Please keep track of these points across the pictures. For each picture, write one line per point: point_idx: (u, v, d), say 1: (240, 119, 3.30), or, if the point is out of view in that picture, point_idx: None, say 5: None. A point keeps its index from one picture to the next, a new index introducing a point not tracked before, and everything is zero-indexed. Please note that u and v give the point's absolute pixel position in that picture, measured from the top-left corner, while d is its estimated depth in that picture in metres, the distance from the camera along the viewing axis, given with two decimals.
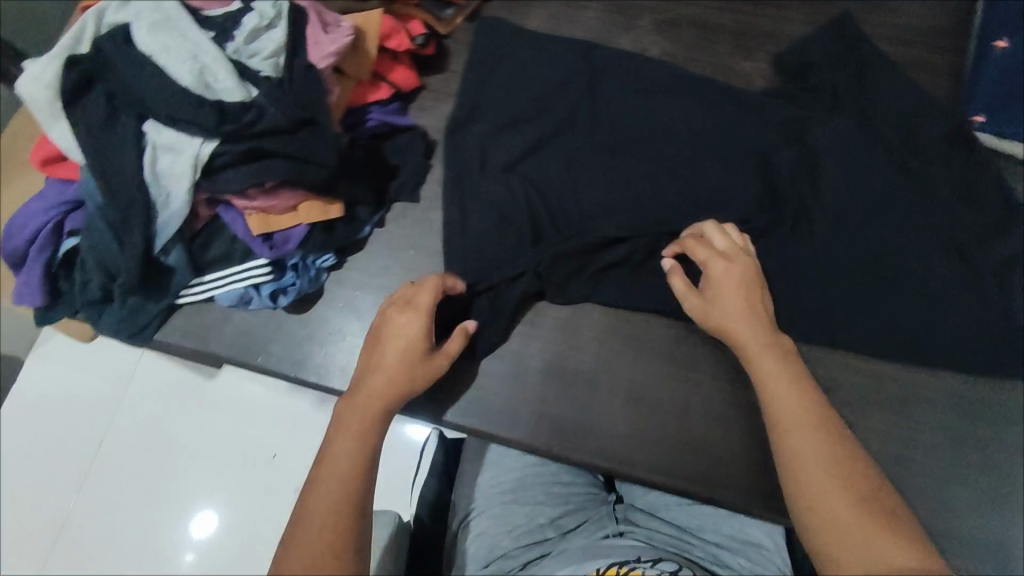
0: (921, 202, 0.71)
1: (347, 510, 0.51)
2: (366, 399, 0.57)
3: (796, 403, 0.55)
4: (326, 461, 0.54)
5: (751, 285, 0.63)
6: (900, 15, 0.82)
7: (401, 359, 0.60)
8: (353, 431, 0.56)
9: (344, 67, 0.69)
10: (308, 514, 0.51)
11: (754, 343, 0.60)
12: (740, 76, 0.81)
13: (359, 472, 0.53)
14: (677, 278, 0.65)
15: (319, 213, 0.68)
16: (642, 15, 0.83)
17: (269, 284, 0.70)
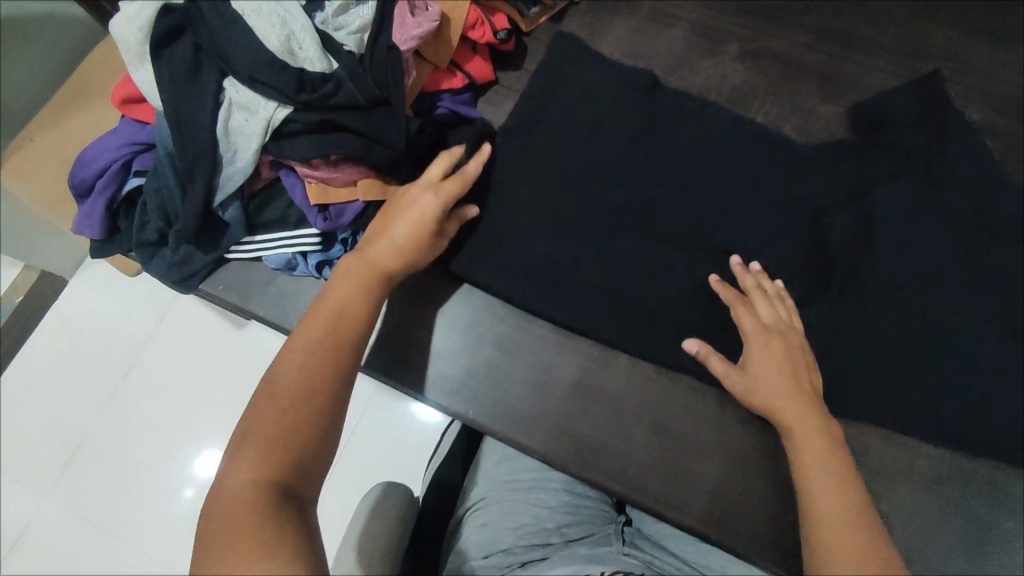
0: (988, 277, 0.67)
1: (328, 373, 0.54)
2: (358, 271, 0.60)
3: (835, 500, 0.53)
4: (313, 324, 0.57)
5: (794, 358, 0.62)
6: (998, 80, 0.77)
7: (394, 246, 0.62)
8: (346, 300, 0.59)
9: (424, 51, 0.69)
10: (289, 370, 0.53)
11: (799, 417, 0.58)
12: (819, 118, 0.77)
13: (343, 344, 0.56)
14: (713, 359, 0.64)
15: (376, 192, 0.68)
16: (728, 41, 0.80)
17: (316, 254, 0.71)
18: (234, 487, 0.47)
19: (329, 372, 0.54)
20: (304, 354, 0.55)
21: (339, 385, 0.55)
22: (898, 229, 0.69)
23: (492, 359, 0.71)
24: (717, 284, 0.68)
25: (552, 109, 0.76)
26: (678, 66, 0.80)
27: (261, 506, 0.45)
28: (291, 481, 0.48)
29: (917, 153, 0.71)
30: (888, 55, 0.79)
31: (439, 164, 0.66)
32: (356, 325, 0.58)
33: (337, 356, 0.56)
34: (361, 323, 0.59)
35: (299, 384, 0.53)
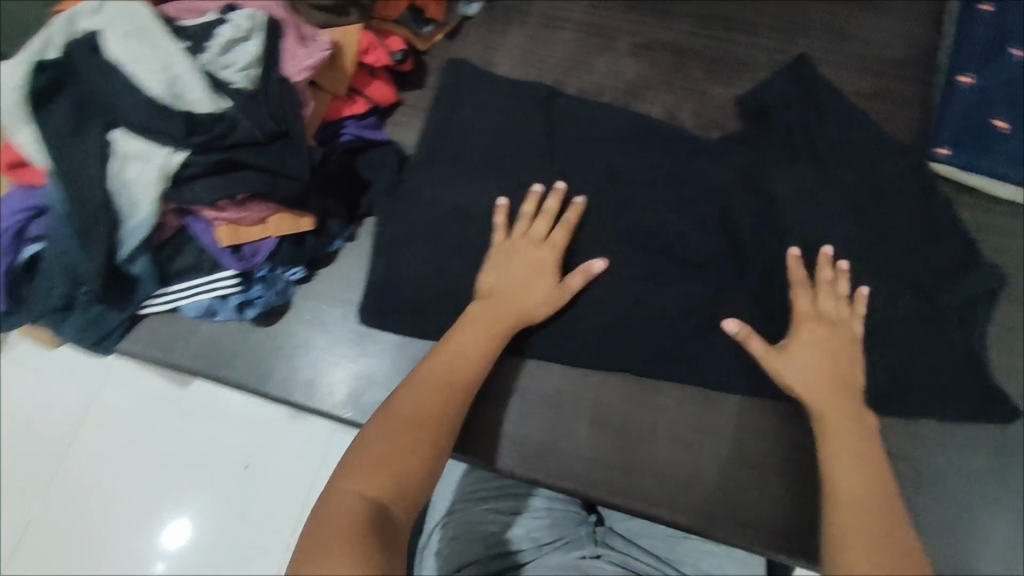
0: (889, 230, 0.70)
1: (444, 413, 0.56)
2: (475, 329, 0.63)
3: (855, 476, 0.53)
4: (437, 360, 0.60)
5: (842, 356, 0.62)
6: (870, 46, 0.82)
7: (498, 318, 0.64)
8: (470, 347, 0.61)
9: (319, 81, 0.70)
10: (412, 397, 0.56)
11: (836, 417, 0.58)
12: (712, 101, 0.81)
13: (460, 388, 0.59)
14: (754, 339, 0.64)
15: (290, 225, 0.68)
16: (619, 39, 0.84)
17: (235, 296, 0.69)
18: (339, 494, 0.49)
19: (443, 413, 0.56)
20: (427, 386, 0.57)
21: (452, 417, 0.57)
22: (802, 189, 0.71)
23: None
24: (793, 258, 0.67)
25: (459, 121, 0.77)
26: (574, 68, 0.83)
27: (362, 521, 0.47)
28: (394, 505, 0.49)
29: (807, 121, 0.74)
30: (769, 34, 0.83)
31: (527, 214, 0.68)
32: (472, 370, 0.60)
33: (453, 400, 0.58)
34: (477, 366, 0.61)
35: (417, 413, 0.55)
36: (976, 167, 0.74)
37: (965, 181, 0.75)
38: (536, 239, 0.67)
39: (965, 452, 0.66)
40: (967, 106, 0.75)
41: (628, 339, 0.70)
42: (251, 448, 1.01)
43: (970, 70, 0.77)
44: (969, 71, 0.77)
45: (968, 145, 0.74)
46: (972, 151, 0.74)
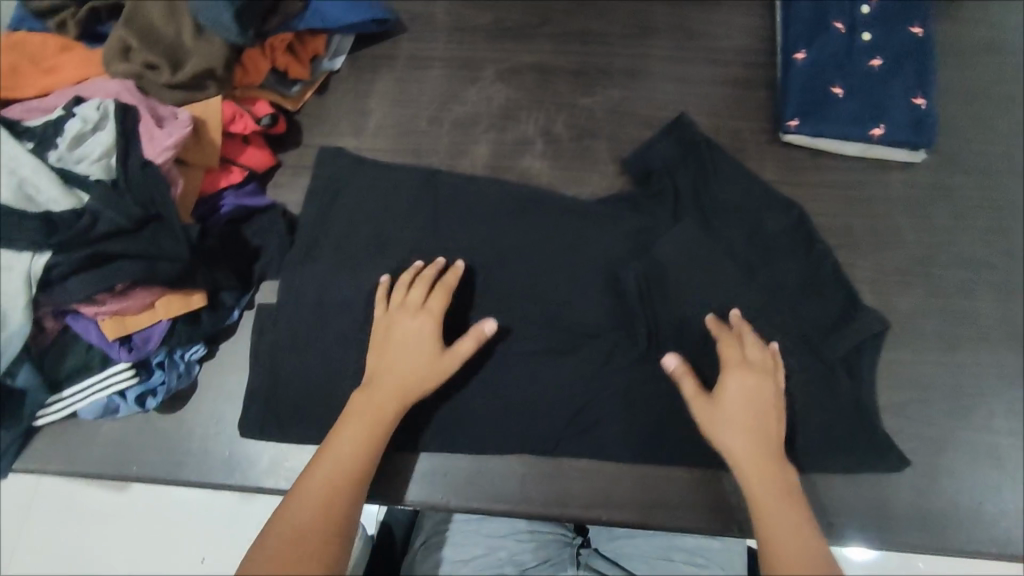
0: (752, 213, 0.76)
1: (337, 518, 0.58)
2: (363, 420, 0.62)
3: (791, 541, 0.56)
4: (323, 466, 0.59)
5: (765, 407, 0.64)
6: (715, 40, 0.89)
7: (389, 398, 0.64)
8: (353, 449, 0.61)
9: (187, 158, 0.70)
10: (296, 515, 0.57)
11: (767, 478, 0.60)
12: (582, 111, 0.84)
13: (349, 485, 0.59)
14: (687, 377, 0.65)
15: (179, 306, 0.66)
16: (485, 67, 0.86)
17: (135, 388, 0.67)
18: None
19: (329, 517, 0.57)
20: (310, 500, 0.58)
21: (343, 530, 0.58)
22: (671, 189, 0.77)
23: None
24: (713, 322, 0.69)
25: (341, 173, 0.77)
26: (448, 102, 0.85)
27: None
28: None
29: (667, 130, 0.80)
30: (623, 41, 0.88)
31: (421, 284, 0.69)
32: (360, 471, 0.60)
33: (342, 499, 0.58)
34: (365, 465, 0.61)
35: (304, 524, 0.56)
36: (824, 132, 0.80)
37: (822, 148, 0.81)
38: (415, 307, 0.68)
39: (868, 394, 0.70)
40: (807, 81, 0.82)
41: (534, 354, 0.72)
42: (202, 540, 0.96)
43: (803, 48, 0.83)
44: (802, 48, 0.83)
45: (815, 115, 0.80)
46: (820, 120, 0.80)
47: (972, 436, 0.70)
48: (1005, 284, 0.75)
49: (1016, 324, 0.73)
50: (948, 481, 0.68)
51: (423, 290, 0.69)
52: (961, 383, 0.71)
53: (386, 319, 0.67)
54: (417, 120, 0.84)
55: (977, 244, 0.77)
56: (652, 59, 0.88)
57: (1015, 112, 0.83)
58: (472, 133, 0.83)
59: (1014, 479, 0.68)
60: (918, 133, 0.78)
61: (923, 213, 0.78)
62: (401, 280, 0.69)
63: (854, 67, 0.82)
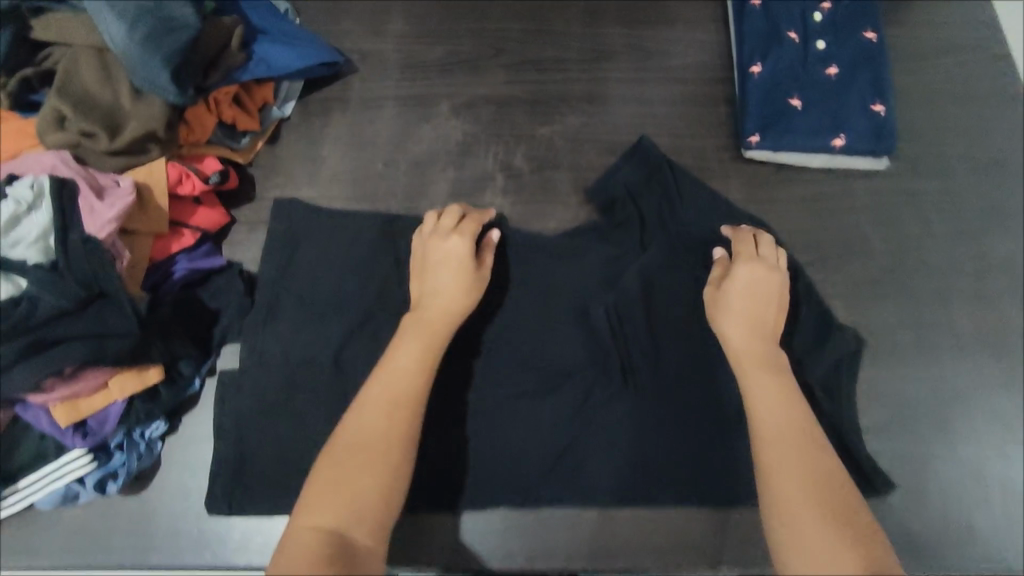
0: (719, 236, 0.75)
1: (396, 423, 0.59)
2: (420, 339, 0.65)
3: (787, 419, 0.59)
4: (376, 380, 0.62)
5: (768, 295, 0.68)
6: (671, 57, 0.87)
7: (441, 317, 0.67)
8: (406, 361, 0.63)
9: (132, 225, 0.67)
10: (355, 425, 0.58)
11: (764, 370, 0.63)
12: (541, 141, 0.82)
13: (406, 392, 0.61)
14: (718, 267, 0.71)
15: (135, 382, 0.63)
16: (439, 102, 0.85)
17: (93, 473, 0.64)
18: (298, 521, 0.53)
19: (387, 425, 0.59)
20: (366, 410, 0.59)
21: (398, 445, 0.58)
22: (636, 216, 0.77)
23: None
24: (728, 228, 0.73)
25: (297, 225, 0.74)
26: (403, 142, 0.83)
27: (322, 549, 0.50)
28: (356, 532, 0.52)
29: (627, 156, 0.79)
30: (578, 65, 0.87)
31: (454, 214, 0.72)
32: (410, 390, 0.61)
33: (401, 410, 0.60)
34: (417, 385, 0.62)
35: (369, 432, 0.58)
36: (785, 147, 0.79)
37: (785, 162, 0.80)
38: (444, 234, 0.71)
39: (850, 413, 0.68)
40: (764, 94, 0.81)
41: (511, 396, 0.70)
42: None
43: (758, 61, 0.82)
44: (758, 62, 0.82)
45: (774, 130, 0.79)
46: (780, 134, 0.79)
47: (956, 447, 0.69)
48: (974, 287, 0.75)
49: (987, 328, 0.73)
50: (936, 496, 0.67)
51: (458, 220, 0.72)
52: (940, 392, 0.71)
53: (423, 247, 0.71)
54: (374, 163, 0.82)
55: (944, 249, 0.77)
56: (610, 82, 0.86)
57: (973, 110, 0.83)
58: (431, 173, 0.81)
59: (1001, 487, 0.68)
60: (879, 141, 0.78)
61: (890, 221, 0.78)
62: (442, 212, 0.73)
63: (809, 78, 0.82)
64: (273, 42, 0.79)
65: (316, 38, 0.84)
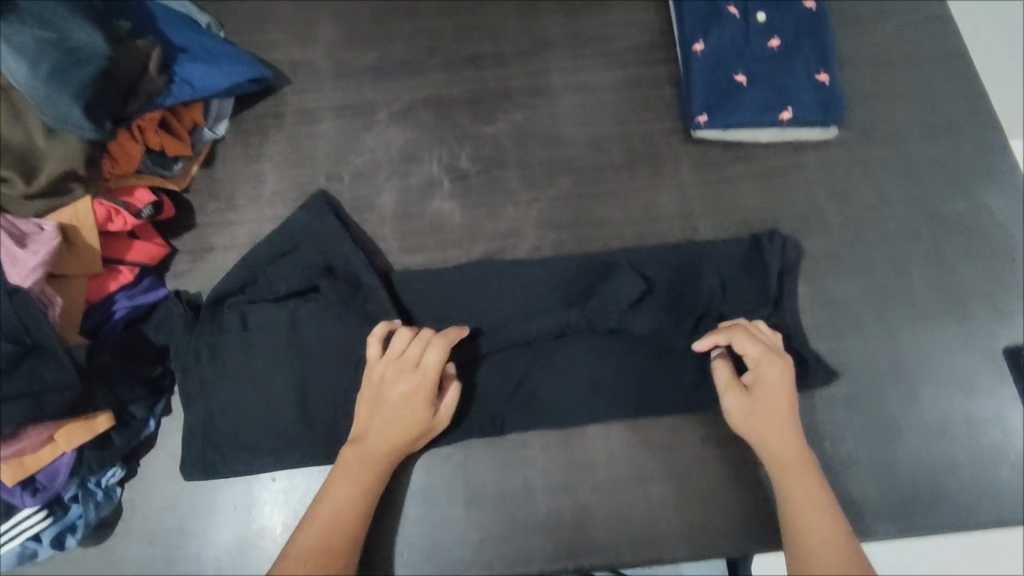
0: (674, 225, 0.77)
1: (331, 549, 0.57)
2: (367, 468, 0.61)
3: (802, 482, 0.59)
4: (305, 531, 0.58)
5: (777, 407, 0.62)
6: (612, 41, 0.84)
7: (391, 439, 0.62)
8: (343, 503, 0.59)
9: (62, 270, 0.64)
10: (289, 573, 0.55)
11: (773, 412, 0.62)
12: (486, 141, 0.80)
13: (343, 534, 0.58)
14: (721, 367, 0.65)
15: (83, 432, 0.61)
16: (378, 109, 0.82)
17: (51, 529, 0.62)
18: None
19: (321, 566, 0.56)
20: (305, 553, 0.56)
21: (341, 572, 0.56)
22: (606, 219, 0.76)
23: (294, 519, 0.67)
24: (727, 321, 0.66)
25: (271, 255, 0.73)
26: (344, 153, 0.80)
27: None
28: None
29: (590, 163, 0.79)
30: (518, 59, 0.84)
31: (414, 344, 0.64)
32: (357, 519, 0.59)
33: (333, 553, 0.57)
34: (351, 530, 0.58)
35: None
36: (734, 124, 0.77)
37: (735, 140, 0.79)
38: (406, 364, 0.63)
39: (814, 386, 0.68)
40: (708, 72, 0.79)
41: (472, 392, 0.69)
42: None
43: (700, 39, 0.80)
44: (699, 39, 0.80)
45: (721, 109, 0.77)
46: (726, 113, 0.77)
47: (924, 411, 0.68)
48: (933, 251, 0.74)
49: (948, 291, 0.73)
50: (908, 459, 0.67)
51: (417, 350, 0.64)
52: (903, 359, 0.70)
53: (394, 387, 0.63)
54: (316, 178, 0.79)
55: (900, 215, 0.75)
56: (552, 72, 0.83)
57: (920, 70, 0.81)
58: (375, 183, 0.78)
59: (967, 445, 0.67)
60: (826, 112, 0.77)
61: (843, 191, 0.77)
62: (412, 331, 0.65)
63: (752, 52, 0.80)
64: (194, 62, 0.75)
65: (241, 52, 0.80)
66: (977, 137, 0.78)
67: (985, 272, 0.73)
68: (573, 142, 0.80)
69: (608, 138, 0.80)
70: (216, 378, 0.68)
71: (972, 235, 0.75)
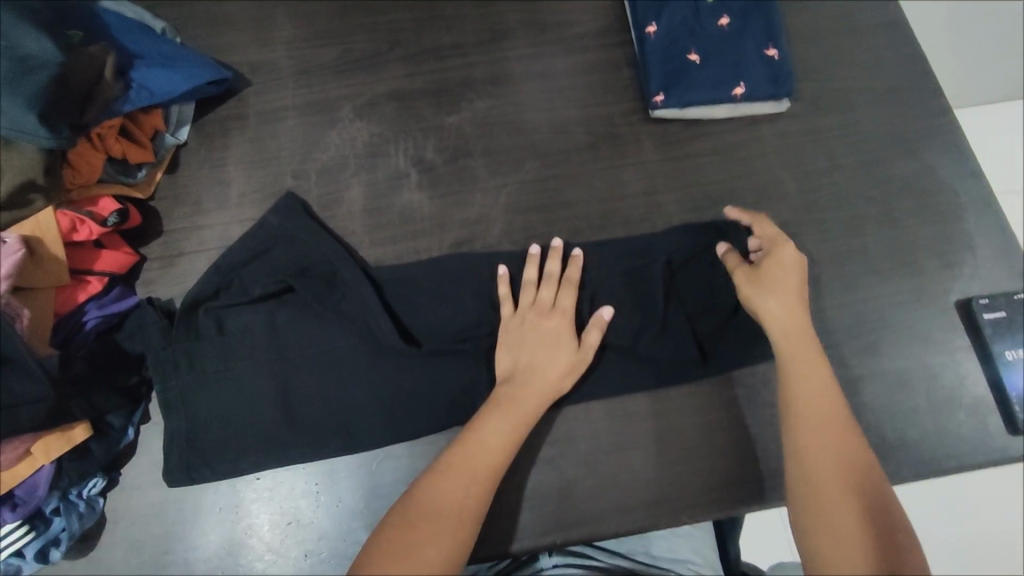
0: (642, 202, 0.78)
1: (475, 482, 0.60)
2: (515, 408, 0.64)
3: (831, 439, 0.61)
4: (456, 456, 0.61)
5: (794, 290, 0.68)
6: (568, 26, 0.86)
7: (542, 377, 0.66)
8: (490, 438, 0.62)
9: (28, 283, 0.64)
10: (441, 483, 0.60)
11: (816, 412, 0.63)
12: (451, 131, 0.81)
13: (488, 469, 0.61)
14: (736, 264, 0.71)
15: (62, 443, 0.62)
16: (341, 106, 0.82)
17: (34, 543, 0.62)
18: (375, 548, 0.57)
19: (465, 496, 0.59)
20: (450, 479, 0.60)
21: (476, 502, 0.59)
22: (579, 199, 0.78)
23: (281, 515, 0.67)
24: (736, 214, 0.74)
25: (252, 252, 0.73)
26: (309, 151, 0.80)
27: None
28: None
29: (553, 148, 0.80)
30: (477, 49, 0.85)
31: (552, 285, 0.71)
32: (500, 453, 0.62)
33: (479, 485, 0.60)
34: (495, 466, 0.61)
35: (445, 503, 0.59)
36: (690, 102, 0.79)
37: (692, 118, 0.81)
38: (546, 306, 0.70)
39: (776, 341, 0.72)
40: (662, 53, 0.80)
41: (451, 377, 0.70)
42: None
43: (652, 21, 0.82)
44: (652, 21, 0.82)
45: (675, 87, 0.79)
46: (681, 92, 0.79)
47: (886, 364, 0.72)
48: (884, 212, 0.77)
49: (901, 249, 0.76)
50: (871, 412, 0.70)
51: (556, 293, 0.71)
52: (863, 316, 0.73)
53: (548, 330, 0.69)
54: (283, 177, 0.79)
55: (853, 180, 0.79)
56: (512, 60, 0.84)
57: (863, 42, 0.84)
58: (342, 179, 0.79)
59: (926, 393, 0.71)
60: (777, 84, 0.79)
61: (797, 160, 0.80)
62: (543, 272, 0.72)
63: (704, 31, 0.82)
64: (151, 67, 0.75)
65: (198, 54, 0.79)
66: (920, 103, 0.82)
67: (935, 230, 0.77)
68: (537, 128, 0.81)
69: (569, 121, 0.82)
70: (195, 382, 0.68)
71: (920, 195, 0.78)
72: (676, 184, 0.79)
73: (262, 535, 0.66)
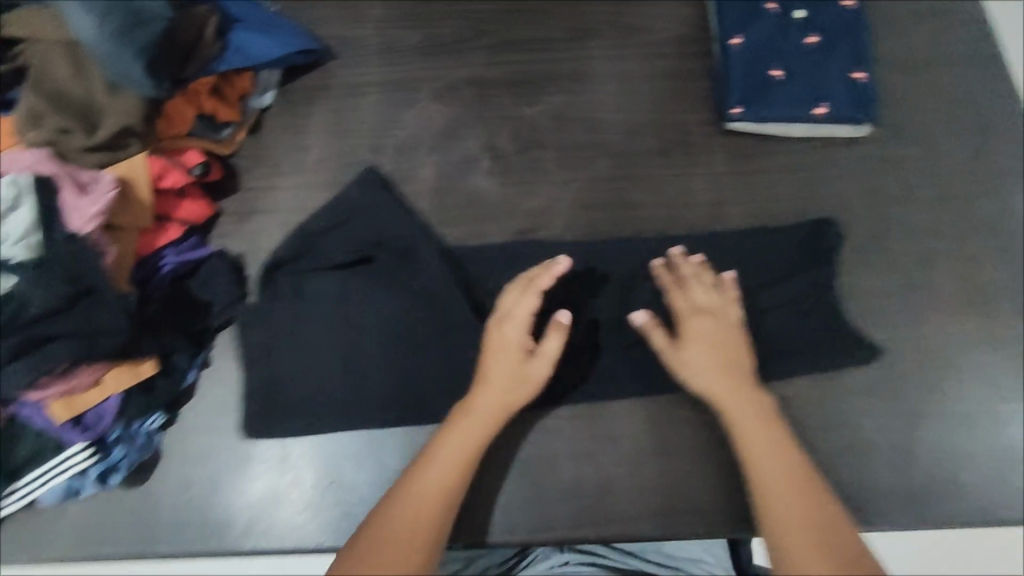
0: (710, 212, 0.78)
1: (454, 470, 0.62)
2: (489, 403, 0.65)
3: (773, 460, 0.61)
4: (433, 449, 0.63)
5: (718, 350, 0.67)
6: (651, 31, 0.86)
7: (501, 377, 0.65)
8: (464, 431, 0.63)
9: (117, 222, 0.67)
10: (420, 471, 0.62)
11: (753, 438, 0.63)
12: (526, 122, 0.82)
13: (466, 457, 0.62)
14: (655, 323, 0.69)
15: (130, 376, 0.65)
16: (422, 87, 0.84)
17: (96, 465, 0.66)
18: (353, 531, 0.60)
19: (443, 484, 0.61)
20: (430, 466, 0.62)
21: (454, 487, 0.61)
22: (647, 203, 0.78)
23: (324, 473, 0.69)
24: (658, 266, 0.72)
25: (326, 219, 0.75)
26: (387, 127, 0.82)
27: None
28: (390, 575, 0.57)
29: (625, 149, 0.81)
30: (559, 45, 0.86)
31: (519, 287, 0.69)
32: (476, 443, 0.63)
33: (458, 472, 0.62)
34: (471, 454, 0.63)
35: (424, 490, 0.61)
36: (768, 118, 0.78)
37: (767, 134, 0.80)
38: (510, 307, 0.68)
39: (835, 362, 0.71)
40: (745, 67, 0.80)
41: None
42: None
43: (738, 33, 0.81)
44: (738, 34, 0.81)
45: (756, 102, 0.78)
46: (761, 107, 0.78)
47: (947, 404, 0.70)
48: (960, 251, 0.75)
49: (974, 290, 0.74)
50: (925, 450, 0.68)
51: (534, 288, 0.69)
52: (926, 352, 0.71)
53: (504, 335, 0.67)
54: (360, 150, 0.81)
55: (930, 214, 0.77)
56: (592, 60, 0.85)
57: (955, 75, 0.82)
58: (415, 157, 0.81)
59: (985, 439, 0.69)
60: (860, 109, 0.78)
61: (874, 187, 0.78)
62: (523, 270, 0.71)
63: (790, 48, 0.81)
64: (248, 30, 0.78)
65: (292, 24, 0.82)
66: (1010, 143, 0.79)
67: (1012, 274, 0.74)
68: (611, 128, 0.82)
69: (643, 125, 0.82)
70: (263, 336, 0.71)
71: (1000, 237, 0.76)
72: (746, 198, 0.78)
73: (306, 490, 0.68)
